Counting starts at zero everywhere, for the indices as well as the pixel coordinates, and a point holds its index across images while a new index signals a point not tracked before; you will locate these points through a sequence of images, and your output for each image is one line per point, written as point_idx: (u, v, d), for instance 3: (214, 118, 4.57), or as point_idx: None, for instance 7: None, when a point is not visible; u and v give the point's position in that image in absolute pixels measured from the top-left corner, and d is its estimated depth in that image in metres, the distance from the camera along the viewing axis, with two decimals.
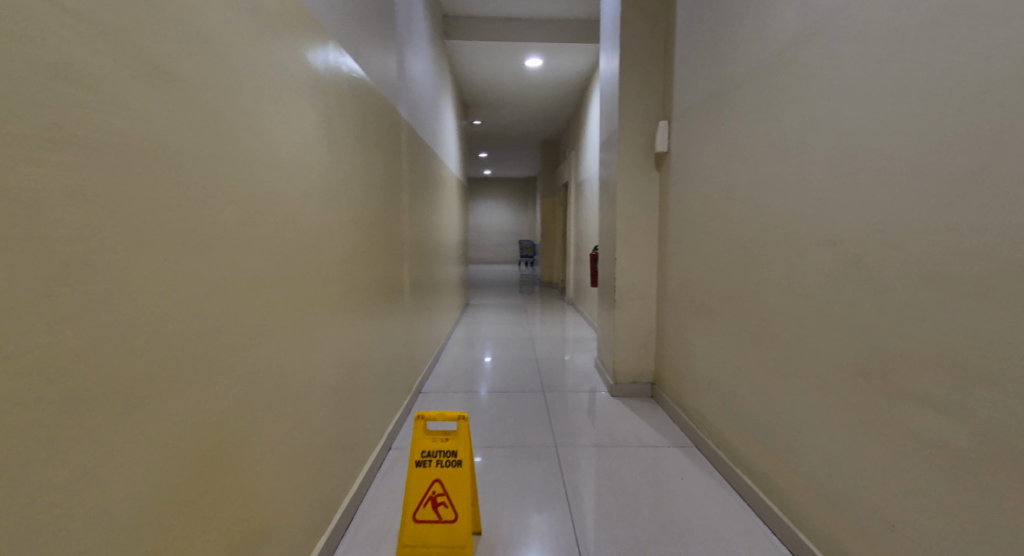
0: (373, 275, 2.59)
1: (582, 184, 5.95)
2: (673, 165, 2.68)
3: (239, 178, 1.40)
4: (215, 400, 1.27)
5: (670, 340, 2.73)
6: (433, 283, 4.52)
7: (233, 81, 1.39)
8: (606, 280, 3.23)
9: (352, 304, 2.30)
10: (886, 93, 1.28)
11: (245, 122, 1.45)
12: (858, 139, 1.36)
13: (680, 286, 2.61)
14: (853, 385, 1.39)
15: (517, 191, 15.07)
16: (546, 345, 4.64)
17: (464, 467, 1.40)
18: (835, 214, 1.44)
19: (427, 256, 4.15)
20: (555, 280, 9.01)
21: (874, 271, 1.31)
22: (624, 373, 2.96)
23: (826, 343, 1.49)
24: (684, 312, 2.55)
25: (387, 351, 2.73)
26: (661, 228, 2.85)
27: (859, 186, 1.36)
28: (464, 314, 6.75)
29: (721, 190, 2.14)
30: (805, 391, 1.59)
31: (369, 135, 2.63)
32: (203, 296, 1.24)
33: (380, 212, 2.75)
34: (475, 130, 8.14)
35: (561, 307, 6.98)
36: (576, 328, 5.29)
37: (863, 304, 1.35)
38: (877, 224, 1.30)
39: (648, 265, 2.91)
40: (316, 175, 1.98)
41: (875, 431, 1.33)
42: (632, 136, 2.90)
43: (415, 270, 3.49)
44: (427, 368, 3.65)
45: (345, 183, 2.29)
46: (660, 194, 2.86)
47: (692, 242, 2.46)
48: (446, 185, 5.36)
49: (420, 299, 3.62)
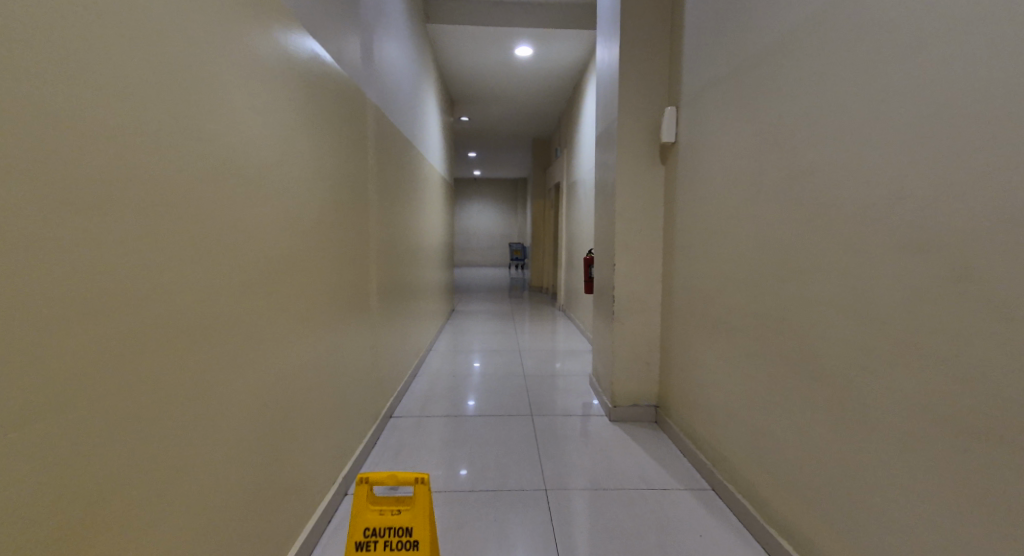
0: (334, 285, 2.22)
1: (576, 183, 5.62)
2: (684, 157, 2.35)
3: (129, 152, 1.01)
4: (61, 465, 0.88)
5: (677, 360, 2.39)
6: (410, 291, 4.13)
7: (127, 24, 1.01)
8: (602, 290, 2.88)
9: (309, 320, 1.93)
10: (1015, 47, 0.96)
11: (148, 81, 1.07)
12: (970, 110, 1.03)
13: (691, 298, 2.27)
14: (958, 439, 1.06)
15: (507, 192, 14.72)
16: (534, 357, 4.29)
17: (421, 552, 1.04)
18: (929, 211, 1.11)
19: (403, 263, 3.78)
20: (545, 285, 8.68)
21: (999, 289, 0.98)
22: (624, 395, 2.61)
23: (909, 379, 1.16)
24: (696, 327, 2.22)
25: (351, 372, 2.36)
26: (667, 232, 2.51)
27: (972, 174, 1.03)
28: (447, 322, 6.36)
29: (747, 184, 1.80)
30: (873, 438, 1.25)
31: (336, 122, 2.27)
32: (46, 317, 0.86)
33: (344, 212, 2.38)
34: (462, 127, 7.76)
35: (551, 314, 6.64)
36: (567, 339, 4.94)
37: (978, 334, 1.02)
38: (1004, 225, 0.97)
39: (652, 272, 2.57)
40: (269, 165, 1.62)
41: (993, 505, 1.00)
42: (634, 126, 2.56)
43: (388, 277, 3.12)
44: (402, 386, 3.27)
45: (306, 176, 1.93)
46: (665, 192, 2.53)
47: (706, 249, 2.13)
48: (428, 184, 4.99)
49: (393, 310, 3.24)
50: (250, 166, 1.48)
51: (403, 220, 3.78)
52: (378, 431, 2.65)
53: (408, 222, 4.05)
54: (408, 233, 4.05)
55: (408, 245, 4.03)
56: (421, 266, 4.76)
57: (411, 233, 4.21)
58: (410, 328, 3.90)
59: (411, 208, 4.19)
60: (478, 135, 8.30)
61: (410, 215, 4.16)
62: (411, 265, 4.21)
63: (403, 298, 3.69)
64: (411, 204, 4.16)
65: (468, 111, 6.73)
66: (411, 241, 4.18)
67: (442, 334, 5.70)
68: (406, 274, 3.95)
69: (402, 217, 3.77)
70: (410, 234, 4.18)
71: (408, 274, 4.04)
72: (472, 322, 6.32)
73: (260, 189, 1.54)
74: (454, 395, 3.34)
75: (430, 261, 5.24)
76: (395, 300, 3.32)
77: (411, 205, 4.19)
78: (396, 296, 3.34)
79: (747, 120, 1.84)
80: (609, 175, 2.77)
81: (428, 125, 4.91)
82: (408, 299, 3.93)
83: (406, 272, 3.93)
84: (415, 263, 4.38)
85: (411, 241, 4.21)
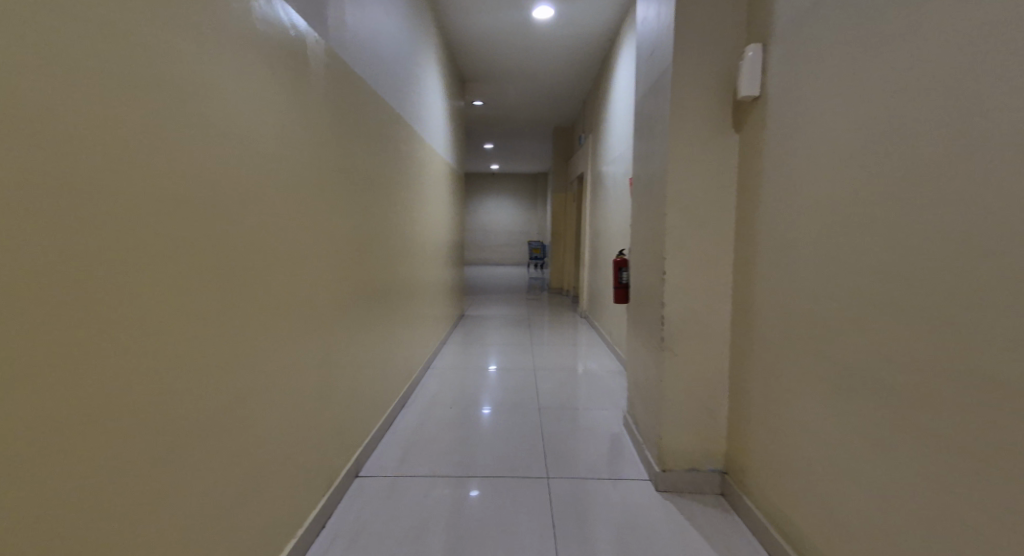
0: (273, 304, 1.56)
1: (604, 172, 4.88)
2: (774, 118, 1.62)
3: None
4: None
5: (762, 409, 1.67)
6: (401, 300, 3.47)
7: None
8: (643, 304, 2.17)
9: (214, 360, 1.27)
10: None
11: None
12: None
13: (785, 323, 1.55)
14: None
15: (526, 187, 13.99)
16: (551, 379, 3.59)
17: None
18: None
19: (388, 268, 3.11)
20: (565, 287, 7.99)
21: None
22: (678, 452, 1.90)
23: None
24: (800, 367, 1.49)
25: (295, 421, 1.70)
26: (741, 226, 1.78)
27: None
28: (454, 330, 5.69)
29: (929, 146, 1.07)
30: None
31: (281, 65, 1.59)
32: None
33: (295, 199, 1.71)
34: (474, 112, 7.06)
35: (573, 322, 5.93)
36: (591, 355, 4.24)
37: None
38: None
39: (719, 285, 1.85)
40: (118, 118, 0.98)
41: None
42: (695, 79, 1.83)
43: (361, 287, 2.45)
44: (382, 422, 2.61)
45: (215, 138, 1.26)
46: (739, 169, 1.79)
47: (822, 250, 1.40)
48: (427, 176, 4.32)
49: (370, 329, 2.58)
50: (44, 112, 0.85)
51: (386, 216, 3.11)
52: (339, 492, 2.00)
53: (395, 218, 3.38)
54: (396, 233, 3.38)
55: (395, 247, 3.38)
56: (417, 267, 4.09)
57: (402, 232, 3.57)
58: (399, 343, 3.24)
59: (402, 202, 3.53)
60: (493, 121, 7.60)
61: (401, 209, 3.50)
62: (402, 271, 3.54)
63: (389, 312, 3.03)
64: (401, 198, 3.50)
65: (481, 89, 6.05)
66: (401, 242, 3.52)
67: (446, 345, 5.03)
68: (395, 281, 3.29)
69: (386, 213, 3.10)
70: (401, 233, 3.51)
71: (397, 281, 3.38)
72: (482, 330, 5.64)
73: (83, 164, 0.91)
74: (447, 435, 2.65)
75: (430, 264, 4.57)
76: (373, 315, 2.65)
77: (402, 199, 3.53)
78: (375, 312, 2.68)
79: (920, 33, 1.10)
80: (657, 149, 2.04)
81: (426, 106, 4.23)
82: (396, 312, 3.25)
83: (394, 279, 3.27)
84: (407, 269, 3.72)
85: (401, 243, 3.55)
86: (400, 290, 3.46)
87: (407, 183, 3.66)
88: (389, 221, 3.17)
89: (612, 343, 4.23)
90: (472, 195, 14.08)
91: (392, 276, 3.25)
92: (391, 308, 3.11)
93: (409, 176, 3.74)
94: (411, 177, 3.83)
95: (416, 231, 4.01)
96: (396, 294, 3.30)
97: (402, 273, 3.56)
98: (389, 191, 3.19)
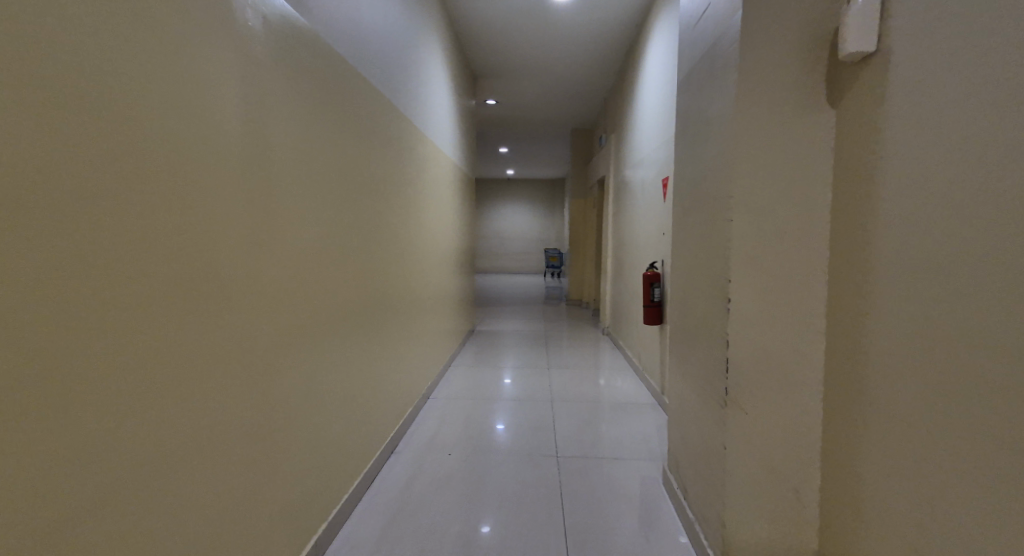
0: (180, 345, 1.12)
1: (630, 174, 4.37)
2: (894, 83, 1.12)
3: None
4: None
5: (874, 496, 1.17)
6: (400, 321, 3.02)
7: None
8: (694, 335, 1.68)
9: (27, 445, 0.83)
10: None
11: None
12: None
13: (916, 381, 1.05)
14: None
15: (543, 192, 13.52)
16: (571, 413, 3.09)
17: None
18: None
19: (382, 285, 2.67)
20: (584, 299, 7.50)
21: None
22: (744, 543, 1.41)
23: None
24: (943, 450, 0.99)
25: (224, 501, 1.26)
26: (838, 235, 1.29)
27: None
28: (464, 348, 5.25)
29: None
30: None
31: (196, 14, 1.15)
32: None
33: (231, 200, 1.27)
34: (487, 111, 6.64)
35: (593, 339, 5.43)
36: (616, 381, 3.72)
37: None
38: None
39: (806, 320, 1.35)
40: None
41: None
42: (770, 40, 1.36)
43: (340, 311, 2.00)
44: (363, 476, 2.16)
45: (34, 110, 0.84)
46: (835, 154, 1.30)
47: (995, 273, 0.90)
48: (429, 180, 3.88)
49: (352, 360, 2.13)
50: None
51: (377, 225, 2.66)
52: None
53: (391, 227, 2.93)
54: (391, 245, 2.93)
55: (393, 261, 2.94)
56: (420, 282, 3.64)
57: (399, 243, 3.13)
58: (394, 371, 2.79)
59: (398, 209, 3.09)
60: (508, 122, 7.17)
61: (397, 217, 3.06)
62: (401, 288, 3.09)
63: (381, 336, 2.59)
64: (396, 205, 3.06)
65: (494, 84, 5.64)
66: (398, 255, 3.08)
67: (454, 365, 4.58)
68: (391, 301, 2.85)
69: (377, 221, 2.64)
70: (398, 244, 3.07)
71: (394, 300, 2.92)
72: (494, 348, 5.18)
73: None
74: (442, 493, 2.18)
75: (435, 278, 4.12)
76: (357, 343, 2.21)
77: (398, 207, 3.10)
78: (360, 340, 2.24)
79: None
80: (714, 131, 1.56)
81: (427, 103, 3.81)
82: (392, 337, 2.80)
83: (390, 298, 2.83)
84: (407, 286, 3.28)
85: (399, 255, 3.11)
86: (399, 310, 3.01)
87: (404, 188, 3.23)
88: (382, 229, 2.73)
89: (641, 368, 3.69)
90: (488, 201, 13.68)
91: (388, 295, 2.80)
92: (384, 334, 2.66)
93: (406, 180, 3.30)
94: (410, 181, 3.39)
95: (416, 241, 3.56)
96: (393, 315, 2.85)
97: (402, 290, 3.11)
98: (381, 195, 2.74)
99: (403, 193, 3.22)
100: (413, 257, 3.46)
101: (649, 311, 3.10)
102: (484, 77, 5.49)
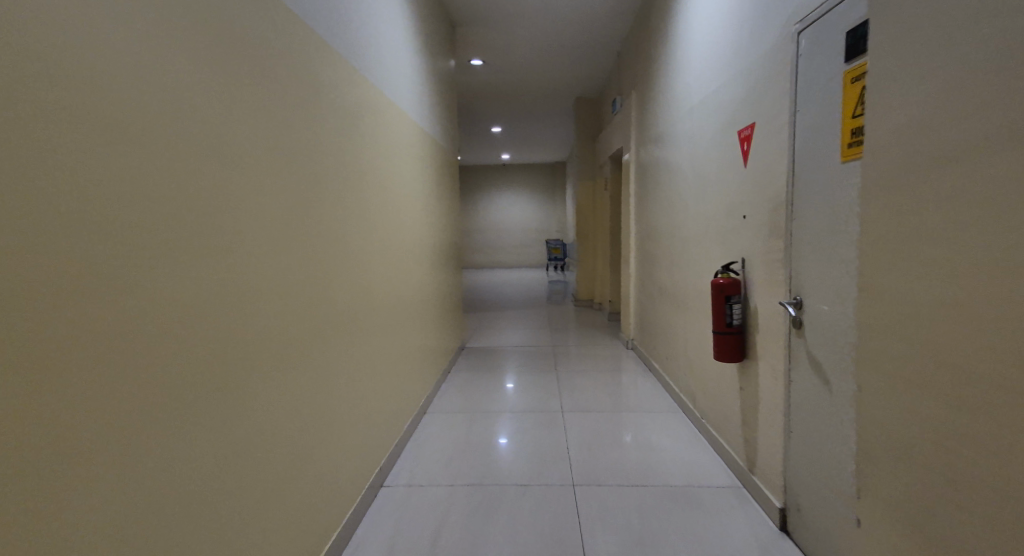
0: None
1: (666, 138, 3.21)
2: None
3: None
4: None
5: None
6: (339, 370, 1.87)
7: None
8: None
9: None
10: None
11: None
12: None
13: None
14: None
15: (543, 178, 12.33)
16: (606, 497, 2.00)
17: None
18: None
19: (286, 320, 1.49)
20: (597, 298, 6.39)
21: None
22: None
23: None
24: None
25: None
26: None
27: None
28: (454, 371, 4.12)
29: None
30: None
31: None
32: None
33: None
34: (471, 76, 5.48)
35: (615, 354, 4.32)
36: (662, 427, 2.62)
37: None
38: None
39: None
40: None
41: None
42: None
43: (84, 406, 0.84)
44: None
45: None
46: None
47: None
48: (386, 153, 2.73)
49: (160, 501, 0.98)
50: None
51: (280, 213, 1.48)
52: None
53: (319, 216, 1.77)
54: (316, 247, 1.75)
55: (321, 273, 1.77)
56: (380, 297, 2.52)
57: (337, 243, 1.95)
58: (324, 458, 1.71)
59: (331, 191, 1.91)
60: (499, 91, 6.02)
61: (329, 204, 1.88)
62: (340, 317, 1.93)
63: (276, 410, 1.42)
64: (330, 184, 1.89)
65: (479, 36, 4.52)
66: (333, 261, 1.90)
67: (439, 396, 3.50)
68: (314, 343, 1.68)
69: (281, 205, 1.48)
70: (333, 246, 1.91)
71: (320, 339, 1.74)
72: (491, 370, 4.05)
73: None
74: None
75: (403, 290, 2.98)
76: (187, 453, 1.05)
77: (332, 187, 1.92)
78: (191, 450, 1.07)
79: None
80: None
81: (379, 42, 2.65)
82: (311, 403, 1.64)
83: (314, 338, 1.68)
84: (356, 312, 2.13)
85: (337, 263, 1.94)
86: (332, 351, 1.85)
87: (344, 160, 2.05)
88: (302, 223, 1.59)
89: (699, 417, 2.53)
90: (482, 189, 12.51)
91: (307, 333, 1.64)
92: (292, 405, 1.52)
93: (352, 149, 2.15)
94: (358, 152, 2.23)
95: (371, 240, 2.44)
96: (315, 365, 1.69)
97: (340, 322, 1.94)
98: (294, 163, 1.57)
99: (343, 170, 2.05)
100: (366, 262, 2.34)
101: (722, 340, 1.98)
102: (464, 26, 4.34)
